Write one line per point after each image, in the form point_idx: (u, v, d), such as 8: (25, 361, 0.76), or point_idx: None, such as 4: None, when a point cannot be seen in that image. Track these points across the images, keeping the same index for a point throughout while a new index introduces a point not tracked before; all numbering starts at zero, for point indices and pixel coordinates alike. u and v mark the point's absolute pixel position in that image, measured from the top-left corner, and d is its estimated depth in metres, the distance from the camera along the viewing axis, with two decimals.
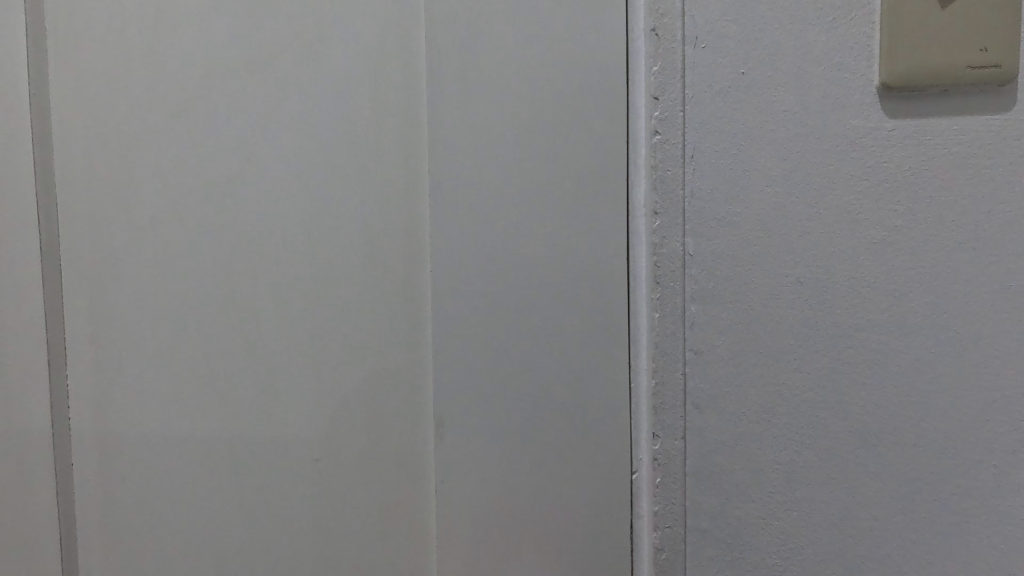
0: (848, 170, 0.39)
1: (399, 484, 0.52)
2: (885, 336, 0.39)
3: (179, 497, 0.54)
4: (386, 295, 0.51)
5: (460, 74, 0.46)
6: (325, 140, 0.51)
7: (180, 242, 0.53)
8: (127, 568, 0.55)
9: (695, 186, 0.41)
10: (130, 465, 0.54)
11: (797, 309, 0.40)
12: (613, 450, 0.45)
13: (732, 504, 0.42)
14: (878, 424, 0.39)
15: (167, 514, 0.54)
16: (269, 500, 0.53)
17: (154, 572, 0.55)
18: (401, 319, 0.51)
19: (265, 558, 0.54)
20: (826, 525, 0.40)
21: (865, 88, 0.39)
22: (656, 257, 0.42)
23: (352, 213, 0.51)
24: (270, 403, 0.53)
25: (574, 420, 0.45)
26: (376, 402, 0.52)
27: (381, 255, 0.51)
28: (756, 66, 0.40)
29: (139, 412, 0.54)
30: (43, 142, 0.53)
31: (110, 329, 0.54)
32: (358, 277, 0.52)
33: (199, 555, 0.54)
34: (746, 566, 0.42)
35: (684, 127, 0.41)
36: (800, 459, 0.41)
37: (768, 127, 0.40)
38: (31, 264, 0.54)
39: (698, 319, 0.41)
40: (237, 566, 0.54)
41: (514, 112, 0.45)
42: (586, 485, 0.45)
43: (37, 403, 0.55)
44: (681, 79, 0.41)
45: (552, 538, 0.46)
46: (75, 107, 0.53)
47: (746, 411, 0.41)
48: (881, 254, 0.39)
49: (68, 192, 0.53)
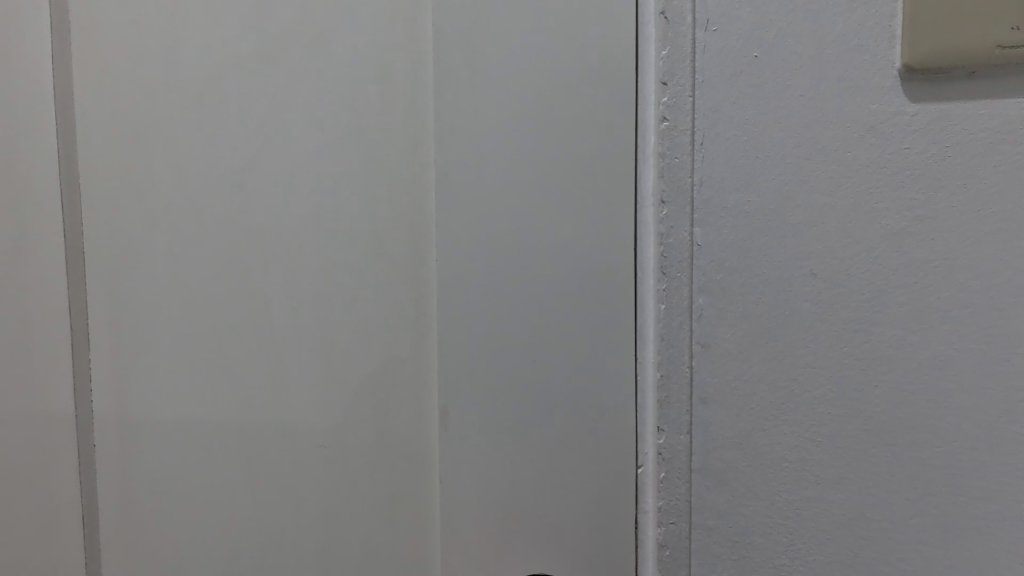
0: (865, 157, 0.37)
1: (404, 474, 0.53)
2: (902, 332, 0.37)
3: (193, 481, 0.55)
4: (392, 286, 0.52)
5: (467, 63, 0.46)
6: (334, 130, 0.51)
7: (194, 232, 0.54)
8: (145, 548, 0.57)
9: (704, 174, 0.40)
10: (147, 449, 0.56)
11: (809, 302, 0.39)
12: (618, 444, 0.44)
13: (738, 501, 0.41)
14: (894, 424, 0.38)
15: (182, 497, 0.56)
16: (279, 486, 0.54)
17: (171, 553, 0.56)
18: (407, 309, 0.51)
19: (275, 543, 0.55)
20: (836, 527, 0.39)
21: (885, 71, 0.37)
22: (663, 247, 0.42)
23: (359, 204, 0.51)
24: (280, 390, 0.54)
25: (578, 413, 0.45)
26: (383, 391, 0.52)
27: (389, 245, 0.51)
28: (768, 50, 0.39)
29: (155, 398, 0.56)
30: (65, 136, 0.55)
31: (127, 316, 0.55)
32: (365, 267, 0.52)
33: (211, 537, 0.56)
34: (752, 566, 0.41)
35: (693, 114, 0.40)
36: (809, 458, 0.39)
37: (781, 113, 0.39)
38: (56, 254, 0.56)
39: (705, 311, 0.41)
40: (248, 550, 0.55)
41: (518, 101, 0.44)
42: (590, 478, 0.45)
43: (62, 386, 0.58)
44: (691, 63, 0.40)
45: (555, 530, 0.46)
46: (95, 102, 0.54)
47: (754, 406, 0.40)
48: (899, 245, 0.37)
49: (89, 184, 0.55)
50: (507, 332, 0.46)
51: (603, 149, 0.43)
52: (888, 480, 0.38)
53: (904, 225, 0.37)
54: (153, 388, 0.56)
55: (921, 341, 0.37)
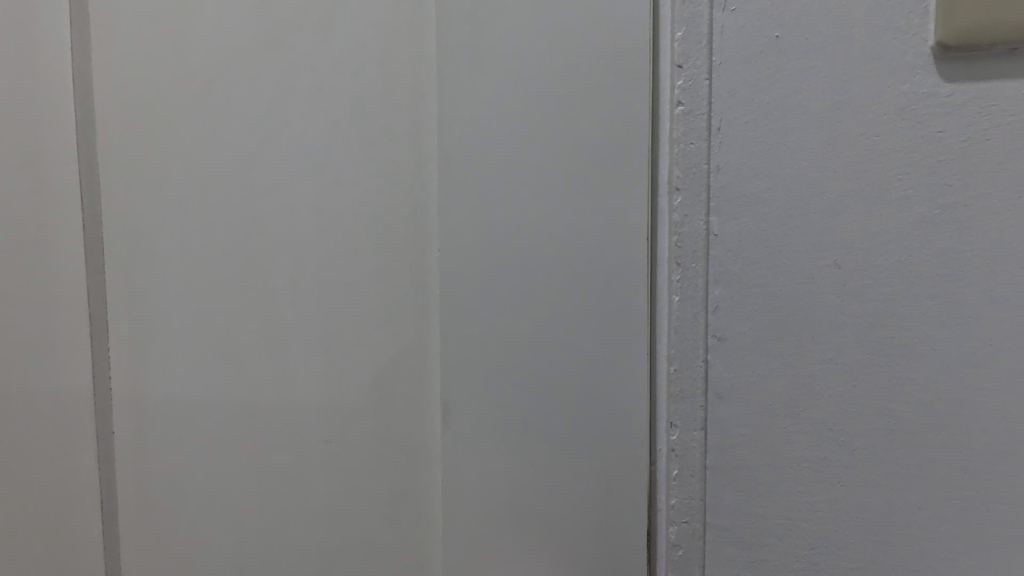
0: (895, 142, 0.35)
1: (406, 471, 0.52)
2: (932, 326, 0.36)
3: (197, 475, 0.55)
4: (396, 278, 0.50)
5: (469, 45, 0.43)
6: (338, 119, 0.50)
7: (196, 223, 0.53)
8: (151, 542, 0.57)
9: (721, 161, 0.38)
10: (151, 442, 0.56)
11: (833, 295, 0.37)
12: (626, 448, 0.41)
13: (756, 502, 0.39)
14: (922, 422, 0.36)
15: (188, 491, 0.55)
16: (282, 481, 0.54)
17: (176, 546, 0.56)
18: (410, 303, 0.50)
19: (278, 539, 0.54)
20: (860, 529, 0.38)
21: (917, 50, 0.35)
22: (677, 237, 0.40)
23: (364, 194, 0.50)
24: (282, 383, 0.53)
25: (583, 413, 0.42)
26: (386, 386, 0.51)
27: (393, 237, 0.50)
28: (791, 29, 0.37)
29: (159, 391, 0.55)
30: (72, 130, 0.55)
31: (137, 307, 0.55)
32: (371, 258, 0.51)
33: (218, 529, 0.55)
34: (770, 569, 0.39)
35: (709, 97, 0.38)
36: (832, 458, 0.38)
37: (804, 96, 0.37)
38: (65, 246, 0.56)
39: (722, 304, 0.39)
40: (252, 546, 0.55)
41: (528, 81, 0.42)
42: (594, 484, 0.42)
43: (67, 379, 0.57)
44: (708, 45, 0.38)
45: (560, 538, 0.43)
46: (102, 94, 0.54)
47: (773, 403, 0.38)
48: (931, 235, 0.35)
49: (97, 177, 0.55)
50: (512, 327, 0.43)
51: (619, 132, 0.40)
52: (911, 482, 0.37)
53: (925, 214, 0.35)
54: (162, 379, 0.55)
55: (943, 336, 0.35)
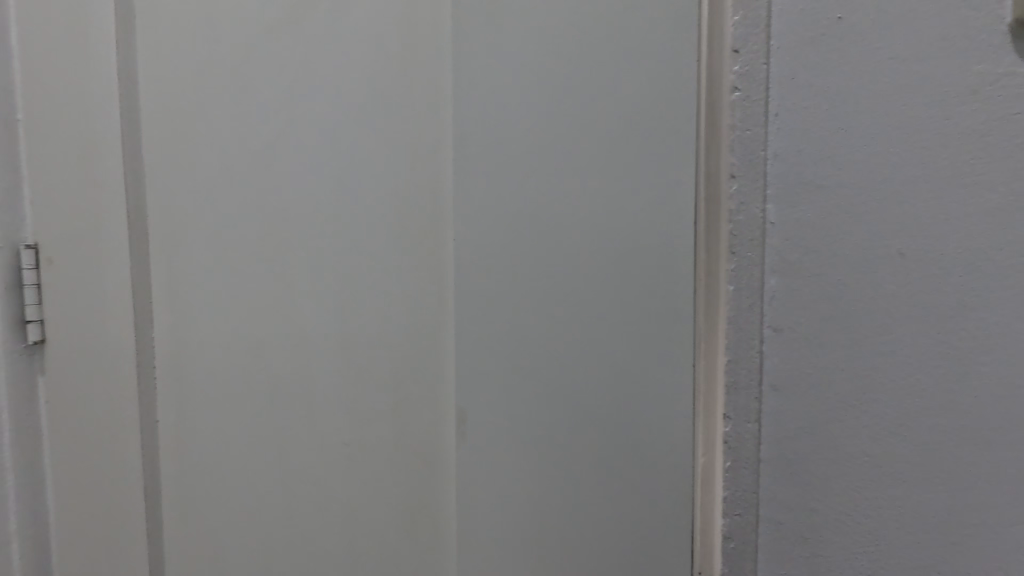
0: (965, 124, 0.35)
1: (419, 474, 0.55)
2: (1004, 313, 0.35)
3: (235, 464, 0.60)
4: (416, 285, 0.53)
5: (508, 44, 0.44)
6: (364, 132, 0.53)
7: (234, 231, 0.58)
8: (192, 524, 0.61)
9: (779, 147, 0.38)
10: (191, 431, 0.61)
11: (896, 284, 0.36)
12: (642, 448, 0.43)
13: (813, 496, 0.39)
14: (990, 413, 0.36)
15: (224, 479, 0.60)
16: (306, 475, 0.58)
17: (212, 529, 0.61)
18: (427, 310, 0.53)
19: (304, 529, 0.58)
20: (921, 524, 0.37)
21: (994, 27, 0.34)
22: (732, 224, 0.39)
23: (386, 204, 0.53)
24: (307, 383, 0.57)
25: (598, 413, 0.44)
26: (403, 389, 0.55)
27: (413, 246, 0.53)
28: (856, 9, 0.36)
29: (198, 385, 0.60)
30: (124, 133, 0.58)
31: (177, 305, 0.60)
32: (391, 266, 0.54)
33: (250, 525, 0.60)
34: (825, 564, 0.39)
35: (767, 82, 0.38)
36: (892, 451, 0.37)
37: (868, 78, 0.36)
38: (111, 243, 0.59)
39: (778, 293, 0.38)
40: (285, 531, 0.59)
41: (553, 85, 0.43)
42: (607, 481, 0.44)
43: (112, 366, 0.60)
44: (766, 28, 0.37)
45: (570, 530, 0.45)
46: (150, 106, 0.58)
47: (832, 395, 0.38)
48: (1005, 220, 0.35)
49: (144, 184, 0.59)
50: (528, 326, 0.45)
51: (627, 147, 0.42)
52: (968, 477, 0.36)
53: (990, 207, 0.35)
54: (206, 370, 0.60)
55: (1000, 326, 0.35)
